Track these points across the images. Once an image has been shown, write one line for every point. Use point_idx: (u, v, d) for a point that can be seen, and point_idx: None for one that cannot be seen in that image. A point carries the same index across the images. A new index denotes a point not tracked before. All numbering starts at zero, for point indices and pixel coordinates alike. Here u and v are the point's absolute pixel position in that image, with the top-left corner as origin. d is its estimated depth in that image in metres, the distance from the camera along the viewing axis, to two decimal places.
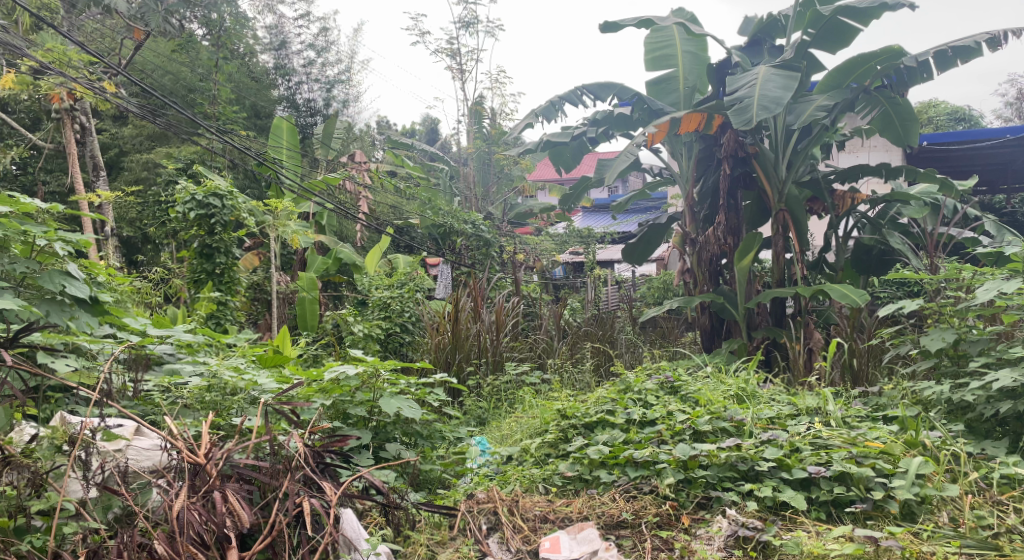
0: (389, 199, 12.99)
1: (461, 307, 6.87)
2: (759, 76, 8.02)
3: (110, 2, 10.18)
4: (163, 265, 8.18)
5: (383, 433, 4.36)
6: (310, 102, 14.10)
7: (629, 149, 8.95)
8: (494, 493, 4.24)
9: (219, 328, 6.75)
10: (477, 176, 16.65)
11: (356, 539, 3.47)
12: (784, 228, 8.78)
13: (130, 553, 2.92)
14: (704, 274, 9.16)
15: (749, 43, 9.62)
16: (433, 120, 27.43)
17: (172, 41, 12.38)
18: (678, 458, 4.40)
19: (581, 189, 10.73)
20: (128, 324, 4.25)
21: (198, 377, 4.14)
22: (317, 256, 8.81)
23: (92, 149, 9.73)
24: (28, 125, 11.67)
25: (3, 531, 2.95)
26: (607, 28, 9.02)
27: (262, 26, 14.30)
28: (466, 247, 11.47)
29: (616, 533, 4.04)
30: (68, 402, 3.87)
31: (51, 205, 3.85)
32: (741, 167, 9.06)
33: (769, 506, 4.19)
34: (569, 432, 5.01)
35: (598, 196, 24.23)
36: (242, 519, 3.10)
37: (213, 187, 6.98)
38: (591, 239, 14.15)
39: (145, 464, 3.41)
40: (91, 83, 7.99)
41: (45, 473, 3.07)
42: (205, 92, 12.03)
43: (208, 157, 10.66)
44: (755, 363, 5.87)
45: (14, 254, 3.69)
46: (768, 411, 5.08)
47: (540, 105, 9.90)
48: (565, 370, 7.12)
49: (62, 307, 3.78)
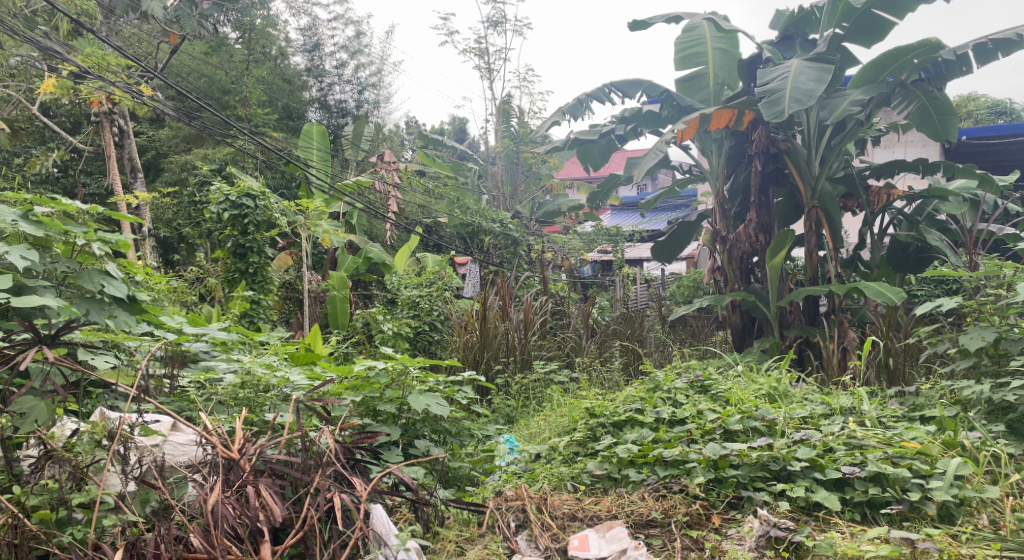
0: (418, 199, 13.07)
1: (489, 305, 6.92)
2: (792, 69, 7.91)
3: (148, 8, 10.43)
4: (199, 265, 8.37)
5: (412, 430, 4.40)
6: (341, 102, 14.36)
7: (658, 146, 8.89)
8: (522, 491, 4.23)
9: (252, 326, 6.88)
10: (505, 175, 16.70)
11: (386, 535, 3.52)
12: (817, 225, 8.66)
13: (167, 546, 3.00)
14: (735, 273, 9.08)
15: (781, 38, 9.52)
16: (461, 121, 27.57)
17: (206, 44, 12.62)
18: (708, 457, 4.38)
19: (609, 187, 10.70)
20: (165, 322, 4.35)
21: (232, 373, 4.25)
22: (348, 256, 8.93)
23: (130, 151, 9.96)
24: (69, 128, 11.96)
25: (47, 523, 3.07)
26: (636, 25, 8.97)
27: (296, 28, 14.38)
28: (495, 245, 11.64)
29: (645, 532, 4.04)
30: (108, 397, 3.98)
31: (92, 207, 3.97)
32: (773, 163, 8.96)
33: (802, 506, 4.14)
34: (597, 430, 5.02)
35: (628, 194, 24.13)
36: (275, 514, 3.17)
37: (246, 188, 7.12)
38: (619, 238, 14.10)
39: (181, 459, 3.57)
40: (129, 87, 8.21)
41: (86, 467, 3.12)
42: (238, 94, 12.25)
43: (241, 159, 10.85)
44: (788, 362, 5.81)
45: (56, 254, 3.85)
46: (801, 410, 5.03)
47: (568, 103, 9.90)
48: (593, 368, 7.13)
49: (102, 306, 3.87)
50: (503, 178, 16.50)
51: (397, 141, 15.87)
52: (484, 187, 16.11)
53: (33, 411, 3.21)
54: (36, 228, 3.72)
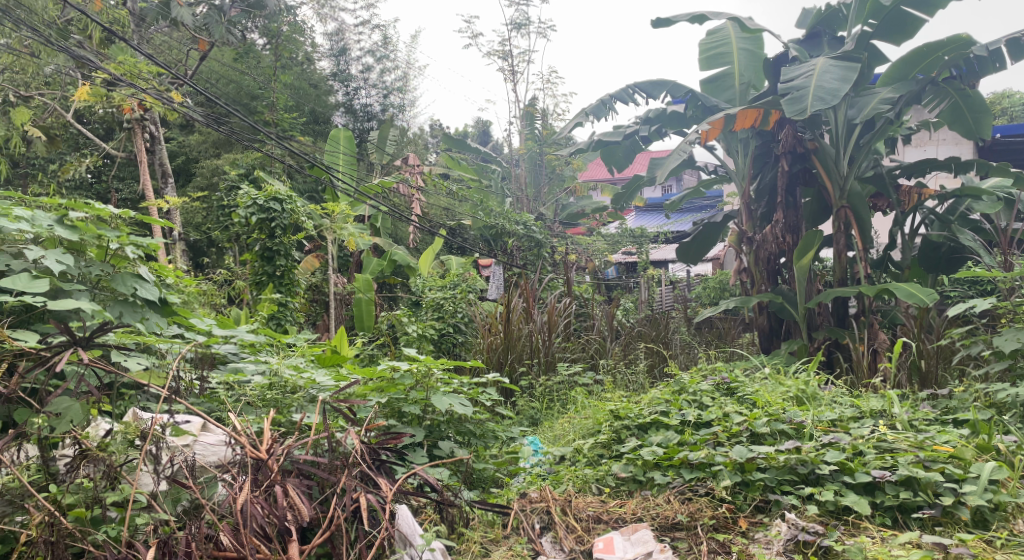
0: (442, 201, 13.14)
1: (512, 307, 6.95)
2: (818, 66, 7.82)
3: (178, 16, 10.60)
4: (228, 268, 8.52)
5: (437, 431, 4.45)
6: (367, 107, 14.76)
7: (682, 147, 8.84)
8: (547, 493, 4.24)
9: (280, 328, 6.94)
10: (529, 176, 16.73)
11: (411, 535, 3.54)
12: (846, 225, 8.54)
13: (198, 544, 3.05)
14: (762, 274, 8.98)
15: (808, 36, 9.38)
16: (485, 125, 27.60)
17: (234, 51, 12.84)
18: (735, 460, 4.35)
19: (633, 188, 10.64)
20: (195, 324, 4.42)
21: (260, 375, 4.32)
22: (373, 258, 9.01)
23: (161, 157, 10.14)
24: (102, 135, 12.24)
25: (81, 521, 3.12)
26: (659, 23, 8.93)
27: (323, 33, 14.67)
28: (519, 247, 11.67)
29: (671, 535, 4.02)
30: (140, 399, 4.06)
31: (125, 212, 4.08)
32: (800, 163, 8.87)
33: (831, 510, 4.09)
34: (622, 432, 5.01)
35: (653, 194, 24.07)
36: (302, 513, 3.22)
37: (273, 192, 7.23)
38: (644, 239, 14.05)
39: (211, 459, 3.63)
40: (160, 94, 8.38)
41: (119, 466, 3.18)
42: (265, 99, 12.43)
43: (268, 164, 11.00)
44: (816, 365, 5.74)
45: (90, 257, 3.95)
46: (830, 413, 4.97)
47: (591, 104, 9.86)
48: (618, 371, 7.10)
49: (135, 308, 4.00)
50: (527, 179, 16.56)
51: (421, 144, 16.00)
52: (508, 189, 16.15)
53: (68, 411, 3.25)
54: (72, 233, 3.86)
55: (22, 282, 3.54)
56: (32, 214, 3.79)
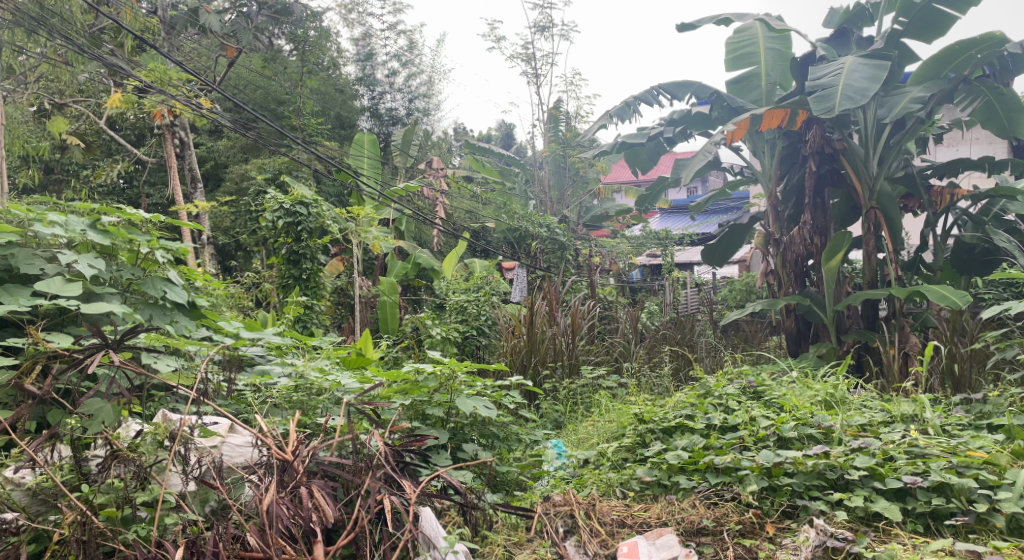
0: (466, 205, 13.19)
1: (536, 310, 6.94)
2: (847, 65, 7.72)
3: (206, 23, 10.74)
4: (255, 272, 8.62)
5: (460, 433, 4.47)
6: (392, 111, 15.10)
7: (708, 148, 8.77)
8: (571, 496, 4.23)
9: (306, 331, 7.00)
10: (553, 179, 16.73)
11: (435, 537, 3.55)
12: (875, 227, 8.42)
13: (225, 544, 3.07)
14: (790, 277, 8.88)
15: (836, 35, 9.25)
16: (509, 127, 27.62)
17: (261, 57, 13.01)
18: (762, 465, 4.31)
19: (657, 189, 10.58)
20: (223, 327, 4.48)
21: (286, 378, 4.37)
22: (397, 262, 9.07)
23: (190, 162, 10.32)
24: (134, 141, 12.50)
25: (113, 520, 3.18)
26: (684, 27, 8.88)
27: (350, 38, 14.86)
28: (542, 250, 11.67)
29: (697, 540, 3.96)
30: (170, 401, 4.12)
31: (154, 217, 4.18)
32: (828, 163, 8.77)
33: (861, 516, 4.03)
34: (647, 436, 4.98)
35: (679, 196, 23.93)
36: (327, 514, 3.25)
37: (300, 196, 7.30)
38: (669, 241, 13.97)
39: (238, 460, 3.68)
40: (188, 100, 8.53)
41: (149, 467, 3.22)
42: (292, 105, 12.59)
43: (295, 168, 11.14)
44: (844, 368, 5.66)
45: (121, 262, 4.05)
46: (859, 417, 4.90)
47: (615, 106, 9.83)
48: (642, 374, 7.07)
49: (164, 311, 4.12)
50: (551, 182, 16.58)
51: (445, 147, 16.08)
52: (532, 192, 16.14)
53: (100, 412, 3.33)
54: (104, 238, 3.93)
55: (55, 286, 3.64)
56: (65, 218, 3.87)
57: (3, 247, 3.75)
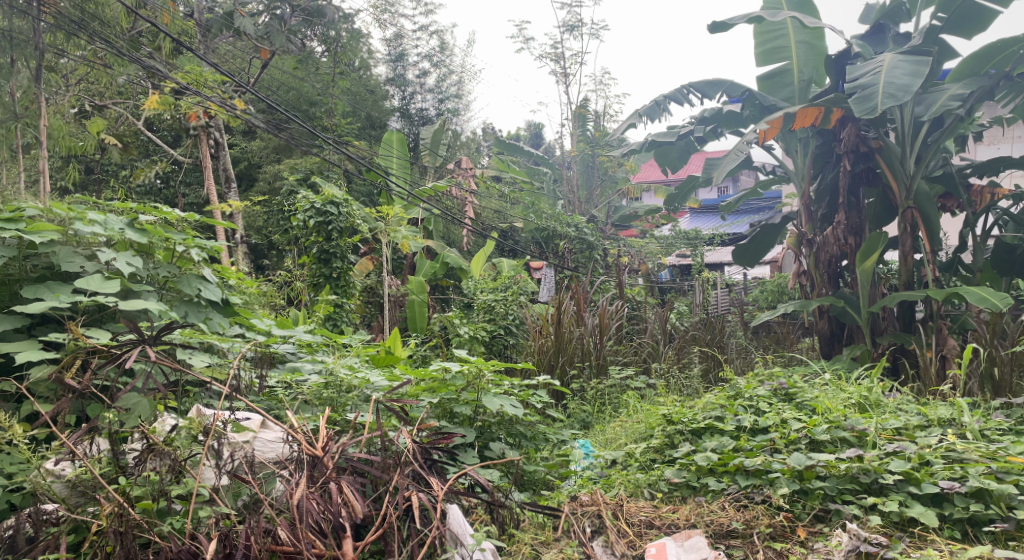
0: (494, 204, 13.26)
1: (563, 309, 6.92)
2: (885, 63, 7.58)
3: (241, 27, 10.94)
4: (286, 270, 8.74)
5: (487, 432, 4.49)
6: (423, 111, 15.23)
7: (740, 147, 8.67)
8: (598, 496, 4.22)
9: (336, 329, 7.08)
10: (581, 179, 16.73)
11: (463, 535, 3.57)
12: (913, 227, 8.27)
13: (257, 538, 3.13)
14: (823, 277, 8.75)
15: (872, 31, 9.10)
16: (538, 126, 27.66)
17: (294, 59, 13.21)
18: (794, 468, 4.25)
19: (687, 189, 10.49)
20: (255, 324, 4.58)
21: (317, 375, 4.42)
22: (426, 261, 9.14)
23: (225, 162, 10.51)
24: (171, 142, 12.76)
25: (149, 512, 3.24)
26: (715, 27, 8.80)
27: (381, 39, 15.05)
28: (570, 249, 11.66)
29: (726, 543, 3.92)
30: (203, 396, 4.19)
31: (189, 216, 4.27)
32: (863, 163, 8.65)
33: (895, 521, 3.95)
34: (675, 437, 4.94)
35: (710, 197, 23.74)
36: (356, 510, 3.28)
37: (330, 196, 7.40)
38: (698, 241, 13.86)
39: (270, 455, 3.75)
40: (223, 102, 8.71)
41: (184, 461, 3.30)
42: (324, 105, 12.77)
43: (326, 168, 11.30)
44: (879, 371, 5.55)
45: (157, 259, 4.16)
46: (894, 420, 4.82)
47: (645, 105, 9.76)
48: (671, 375, 7.02)
49: (199, 308, 4.22)
50: (579, 182, 16.60)
51: (473, 147, 16.17)
52: (560, 192, 16.17)
53: (137, 407, 3.43)
54: (141, 236, 4.03)
55: (95, 282, 3.71)
56: (104, 217, 3.96)
57: (45, 245, 3.83)
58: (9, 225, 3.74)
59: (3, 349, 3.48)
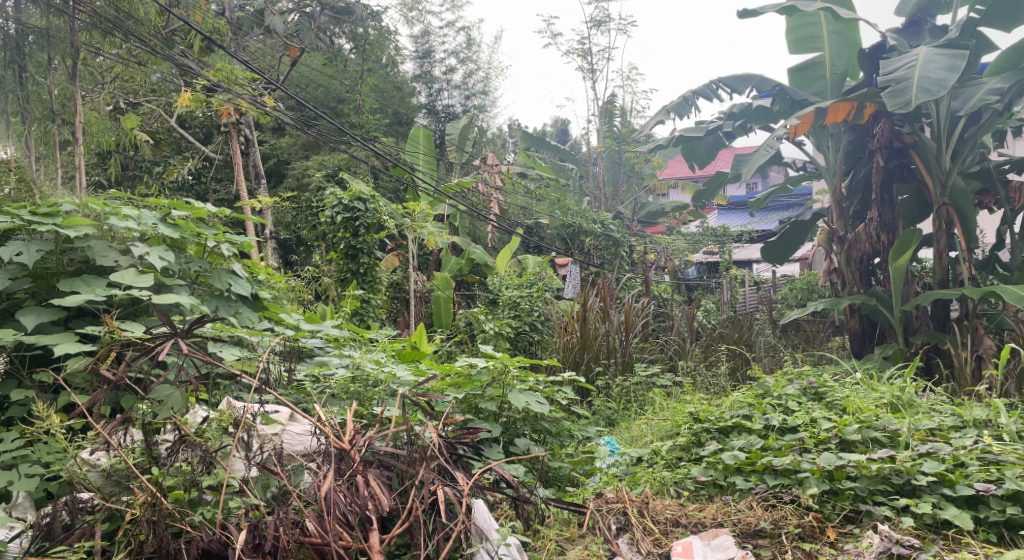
0: (519, 201, 13.26)
1: (589, 306, 6.90)
2: (921, 56, 7.42)
3: (272, 24, 11.09)
4: (314, 266, 8.83)
5: (513, 428, 4.51)
6: (449, 107, 15.30)
7: (769, 142, 8.56)
8: (624, 494, 4.21)
9: (362, 324, 7.14)
10: (607, 175, 16.73)
11: (487, 529, 3.58)
12: (948, 223, 8.13)
13: (285, 529, 3.17)
14: (854, 275, 8.61)
15: (907, 24, 8.94)
16: (564, 122, 27.61)
17: (322, 56, 13.33)
18: (823, 468, 4.19)
19: (716, 185, 10.39)
20: (284, 319, 4.65)
21: (344, 369, 4.46)
22: (451, 257, 9.19)
23: (254, 159, 10.67)
24: (202, 138, 12.97)
25: (181, 502, 3.29)
26: (745, 16, 8.69)
27: (409, 35, 15.20)
28: (596, 246, 11.66)
29: (753, 542, 3.89)
30: (234, 389, 4.26)
31: (220, 211, 4.34)
32: (897, 158, 8.50)
33: (929, 523, 3.88)
34: (702, 435, 4.91)
35: (739, 194, 23.52)
36: (383, 503, 3.30)
37: (358, 192, 7.48)
38: (726, 238, 13.75)
39: (298, 448, 3.80)
40: (253, 98, 8.83)
41: (214, 452, 3.35)
42: (352, 102, 12.86)
43: (354, 165, 11.43)
44: (912, 370, 5.44)
45: (190, 255, 4.25)
46: (928, 421, 4.73)
47: (672, 101, 9.68)
48: (698, 373, 6.99)
49: (229, 303, 4.29)
50: (605, 178, 16.62)
51: (499, 143, 16.21)
52: (586, 187, 16.18)
53: (169, 398, 3.49)
54: (174, 231, 4.10)
55: (129, 277, 3.79)
56: (138, 213, 4.02)
57: (81, 240, 3.91)
58: (47, 219, 3.82)
59: (41, 341, 3.56)
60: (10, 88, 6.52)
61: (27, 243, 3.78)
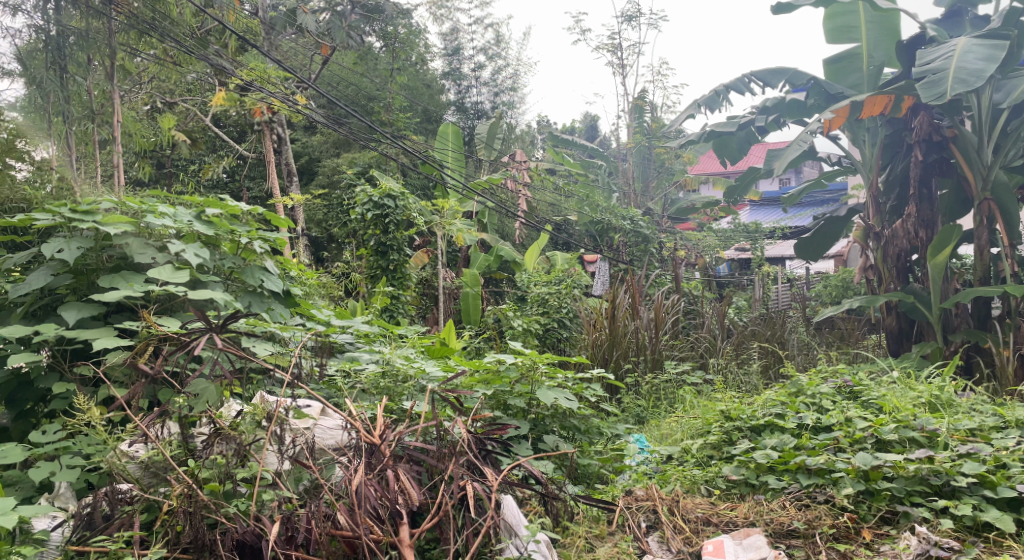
0: (548, 197, 13.26)
1: (618, 304, 6.85)
2: (959, 47, 7.23)
3: (303, 23, 11.22)
4: (344, 262, 8.91)
5: (542, 425, 4.48)
6: (477, 104, 15.35)
7: (803, 137, 8.42)
8: (653, 492, 4.20)
9: (392, 321, 7.20)
10: (636, 170, 16.64)
11: (517, 525, 3.58)
12: (989, 219, 7.93)
13: (318, 522, 3.22)
14: (892, 272, 8.45)
15: (947, 15, 8.72)
16: (594, 118, 27.52)
17: (353, 54, 13.46)
18: (859, 468, 4.11)
19: (748, 180, 10.25)
20: (315, 315, 4.70)
21: (374, 364, 4.49)
22: (480, 254, 9.22)
23: (288, 157, 10.81)
24: (236, 137, 13.18)
25: (216, 494, 3.34)
26: (780, 8, 8.54)
27: (439, 33, 15.29)
28: (625, 242, 11.62)
29: (786, 542, 3.84)
30: (267, 384, 4.32)
31: (253, 209, 4.40)
32: (936, 152, 8.31)
33: (969, 525, 3.80)
34: (733, 434, 4.85)
35: (771, 190, 23.24)
36: (412, 497, 3.32)
37: (388, 189, 7.54)
38: (758, 234, 13.61)
39: (329, 441, 3.84)
40: (285, 97, 8.94)
41: (248, 445, 3.38)
42: (382, 100, 12.98)
43: (384, 162, 11.54)
44: (951, 369, 5.31)
45: (223, 251, 4.31)
46: (968, 421, 4.62)
47: (704, 95, 9.56)
48: (729, 371, 6.92)
49: (262, 298, 4.36)
50: (635, 174, 16.53)
51: (528, 139, 16.20)
52: (615, 183, 16.13)
53: (204, 392, 3.48)
54: (209, 228, 4.17)
55: (166, 273, 3.86)
56: (174, 210, 4.10)
57: (119, 236, 3.99)
58: (87, 217, 3.90)
59: (82, 335, 3.65)
60: (49, 90, 6.79)
61: (67, 240, 3.86)
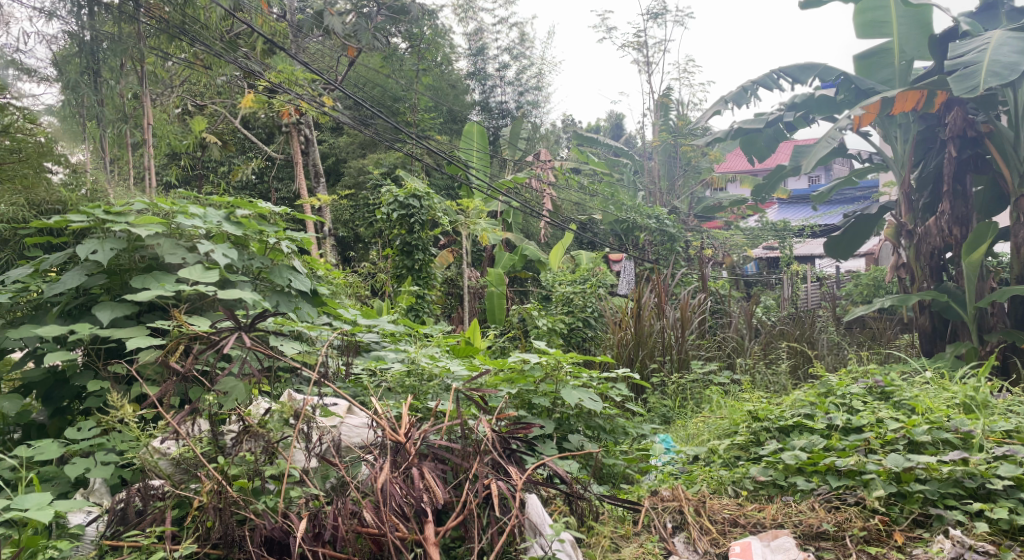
0: (573, 197, 13.24)
1: (643, 303, 6.80)
2: (993, 40, 7.07)
3: (330, 25, 11.30)
4: (370, 263, 8.97)
5: (566, 424, 4.47)
6: (502, 104, 15.37)
7: (833, 134, 8.30)
8: (679, 492, 4.15)
9: (417, 320, 7.24)
10: (663, 169, 16.52)
11: (541, 524, 3.56)
12: None
13: (344, 519, 3.23)
14: (925, 270, 8.31)
15: (983, 7, 8.52)
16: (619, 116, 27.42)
17: (379, 56, 13.54)
18: (890, 470, 4.05)
19: (776, 178, 10.14)
20: (342, 314, 4.74)
21: (400, 362, 4.51)
22: (504, 254, 9.24)
23: (315, 158, 10.92)
24: (265, 139, 13.35)
25: (245, 491, 3.39)
26: (808, 3, 8.42)
27: (464, 33, 15.33)
28: (651, 241, 11.54)
29: (816, 544, 3.78)
30: (295, 382, 4.36)
31: (281, 210, 4.45)
32: (970, 148, 8.14)
33: (1004, 529, 3.72)
34: (761, 434, 4.79)
35: (800, 187, 22.98)
36: (437, 496, 3.32)
37: (413, 189, 7.57)
38: (787, 232, 13.44)
39: (355, 439, 3.87)
40: (312, 98, 9.02)
41: (276, 442, 3.42)
42: (407, 101, 13.05)
43: (409, 162, 11.60)
44: (987, 370, 5.19)
45: (252, 251, 4.36)
46: (1004, 422, 4.50)
47: (731, 91, 9.46)
48: (757, 371, 6.84)
49: (289, 298, 4.43)
50: (662, 172, 16.43)
51: (553, 138, 16.17)
52: (641, 182, 16.05)
53: (234, 391, 3.66)
54: (237, 229, 4.22)
55: (196, 273, 3.92)
56: (203, 211, 4.16)
57: (151, 237, 4.06)
58: (120, 218, 3.98)
59: (116, 334, 3.72)
60: (83, 93, 6.93)
61: (101, 241, 3.94)
